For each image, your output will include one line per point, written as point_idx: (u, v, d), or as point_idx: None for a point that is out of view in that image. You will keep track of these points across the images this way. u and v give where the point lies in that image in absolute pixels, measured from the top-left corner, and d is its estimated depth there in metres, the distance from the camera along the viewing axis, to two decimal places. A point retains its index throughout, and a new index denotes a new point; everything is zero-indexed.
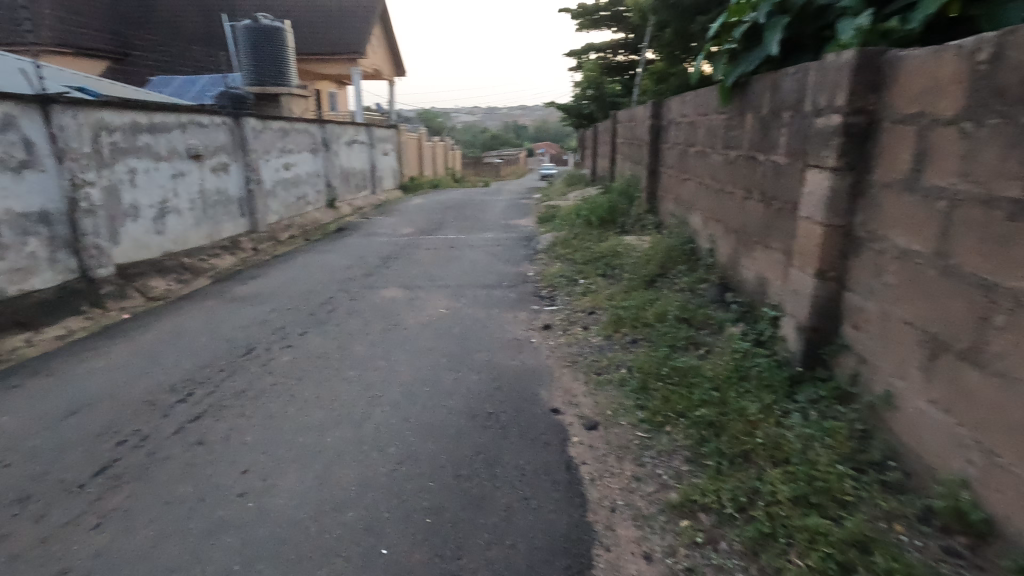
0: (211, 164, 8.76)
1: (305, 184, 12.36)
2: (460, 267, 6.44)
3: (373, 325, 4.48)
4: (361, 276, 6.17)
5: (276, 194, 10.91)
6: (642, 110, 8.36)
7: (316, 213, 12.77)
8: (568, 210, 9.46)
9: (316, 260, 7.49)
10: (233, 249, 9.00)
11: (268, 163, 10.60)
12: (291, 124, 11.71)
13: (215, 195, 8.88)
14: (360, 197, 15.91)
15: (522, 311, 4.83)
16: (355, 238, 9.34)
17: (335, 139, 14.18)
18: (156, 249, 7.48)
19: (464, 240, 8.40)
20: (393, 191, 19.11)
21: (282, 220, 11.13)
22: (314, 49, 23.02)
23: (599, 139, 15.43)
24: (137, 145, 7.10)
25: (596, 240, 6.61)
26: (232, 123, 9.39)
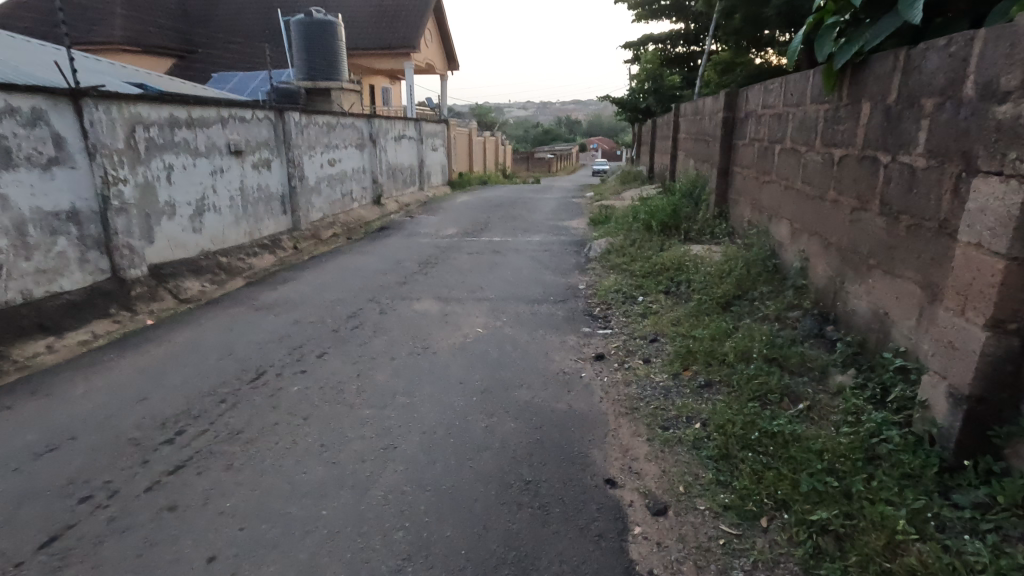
0: (252, 160, 8.52)
1: (350, 180, 12.08)
2: (503, 276, 5.82)
3: (399, 346, 3.94)
4: (394, 284, 5.66)
5: (319, 191, 10.64)
6: (710, 102, 7.49)
7: (361, 210, 12.50)
8: (623, 212, 8.69)
9: (352, 263, 7.07)
10: (272, 247, 8.75)
11: (311, 158, 10.33)
12: (337, 118, 11.43)
13: (255, 192, 8.64)
14: (406, 194, 15.58)
15: (571, 334, 4.17)
16: (396, 238, 8.88)
17: (382, 135, 13.86)
18: (192, 248, 7.27)
19: (509, 244, 7.78)
20: (440, 187, 18.74)
21: (326, 218, 10.88)
22: (367, 44, 22.94)
23: (657, 135, 14.47)
24: (174, 141, 6.88)
25: (657, 249, 5.84)
26: (275, 118, 9.14)
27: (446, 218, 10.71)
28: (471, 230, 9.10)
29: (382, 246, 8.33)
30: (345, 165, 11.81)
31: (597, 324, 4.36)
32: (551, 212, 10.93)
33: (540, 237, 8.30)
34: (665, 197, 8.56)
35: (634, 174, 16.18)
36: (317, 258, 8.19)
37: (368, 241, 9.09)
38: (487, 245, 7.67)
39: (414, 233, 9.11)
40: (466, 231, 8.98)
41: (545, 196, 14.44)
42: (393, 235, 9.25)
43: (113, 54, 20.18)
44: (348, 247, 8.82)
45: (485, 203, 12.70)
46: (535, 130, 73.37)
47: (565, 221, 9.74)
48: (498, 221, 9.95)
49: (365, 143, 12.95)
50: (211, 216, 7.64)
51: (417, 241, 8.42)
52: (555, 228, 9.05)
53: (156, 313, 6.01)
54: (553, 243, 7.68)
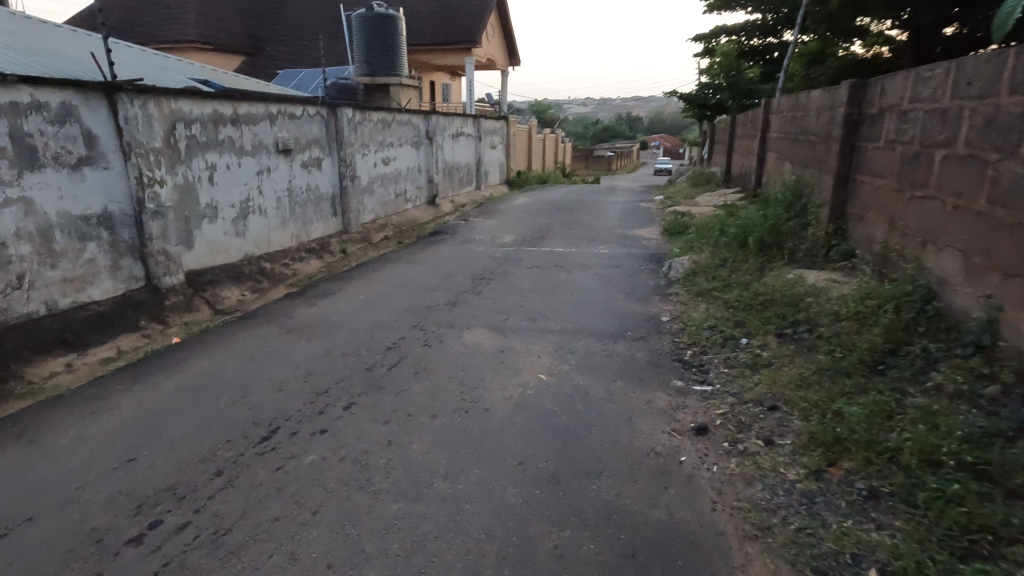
0: (301, 159, 8.05)
1: (405, 180, 11.55)
2: (568, 301, 4.97)
3: (442, 397, 3.19)
4: (443, 306, 4.93)
5: (371, 191, 10.13)
6: (818, 96, 6.34)
7: (415, 211, 11.96)
8: (703, 222, 7.64)
9: (400, 275, 6.41)
10: (319, 252, 8.27)
11: (364, 157, 9.82)
12: (393, 115, 10.89)
13: (304, 193, 8.17)
14: (462, 194, 14.97)
15: (658, 390, 3.29)
16: (449, 245, 8.18)
17: (439, 132, 13.28)
18: (235, 253, 6.85)
19: (573, 256, 6.92)
20: (498, 187, 18.04)
21: (377, 220, 10.37)
22: (429, 40, 22.54)
23: (736, 134, 13.18)
24: (218, 139, 6.44)
25: (756, 273, 4.83)
26: (328, 115, 8.65)
27: (504, 222, 9.93)
28: (531, 238, 8.27)
29: (435, 254, 7.65)
30: (399, 164, 11.27)
31: (691, 376, 3.45)
32: (619, 218, 9.95)
33: (607, 249, 7.40)
34: (754, 206, 7.44)
35: (707, 176, 14.90)
36: (364, 265, 7.62)
37: (419, 247, 8.46)
38: (549, 257, 6.84)
39: (468, 239, 8.38)
40: (526, 240, 8.15)
41: (610, 199, 13.39)
42: (446, 241, 8.55)
43: (186, 51, 20.70)
44: (398, 253, 8.22)
45: (545, 206, 11.81)
46: (595, 127, 71.72)
47: (635, 229, 8.77)
48: (561, 228, 9.06)
49: (422, 140, 12.38)
50: (256, 219, 7.21)
51: (472, 249, 7.68)
52: (625, 238, 8.10)
53: (189, 325, 5.57)
54: (624, 257, 6.76)
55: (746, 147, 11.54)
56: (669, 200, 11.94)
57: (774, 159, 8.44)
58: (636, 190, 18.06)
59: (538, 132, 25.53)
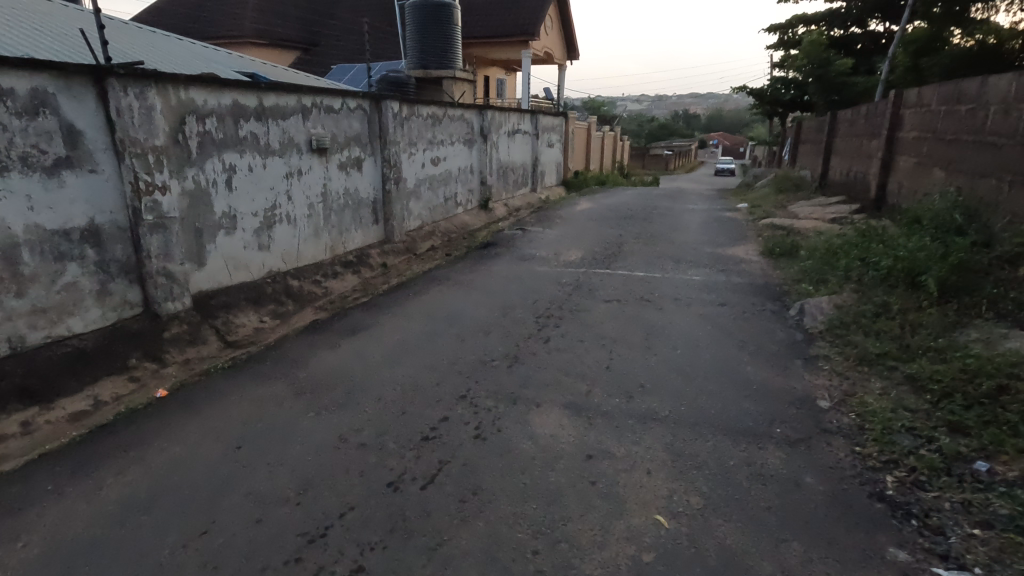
0: (339, 159, 7.02)
1: (455, 182, 10.43)
2: (669, 362, 3.64)
3: (504, 564, 1.96)
4: (499, 361, 3.70)
5: (417, 195, 9.05)
6: (1008, 81, 4.70)
7: (466, 216, 10.83)
8: (821, 244, 6.12)
9: (447, 303, 5.25)
10: (356, 265, 7.22)
11: (410, 156, 8.74)
12: (444, 110, 9.77)
13: (340, 199, 7.14)
14: (517, 196, 13.76)
15: (869, 572, 1.93)
16: (505, 261, 6.97)
17: (495, 129, 12.09)
18: (257, 269, 5.87)
19: (659, 285, 5.56)
20: (554, 189, 16.74)
21: (423, 226, 9.29)
22: (485, 32, 21.43)
23: (837, 134, 11.37)
24: (239, 135, 5.46)
25: (949, 335, 3.36)
26: (371, 109, 7.60)
27: (568, 233, 8.64)
28: (603, 256, 6.95)
29: (490, 272, 6.46)
30: (449, 164, 10.15)
31: (916, 539, 2.07)
32: (703, 230, 8.47)
33: (700, 274, 6.00)
34: (893, 226, 5.85)
35: (795, 180, 13.08)
36: (405, 285, 6.50)
37: (469, 262, 7.29)
38: (629, 286, 5.51)
39: (527, 255, 7.15)
40: (597, 258, 6.84)
41: (685, 205, 11.83)
42: (500, 256, 7.34)
43: (242, 46, 20.38)
44: (445, 269, 7.07)
45: (613, 213, 10.43)
46: (652, 125, 69.08)
47: (727, 247, 7.30)
48: (635, 242, 7.69)
49: (475, 138, 11.23)
50: (283, 229, 6.20)
51: (533, 269, 6.43)
52: (718, 259, 6.66)
53: (191, 364, 4.57)
54: (726, 289, 5.34)
55: (853, 148, 9.79)
56: (756, 210, 10.31)
57: (911, 164, 6.76)
58: (708, 193, 16.36)
59: (597, 129, 24.03)
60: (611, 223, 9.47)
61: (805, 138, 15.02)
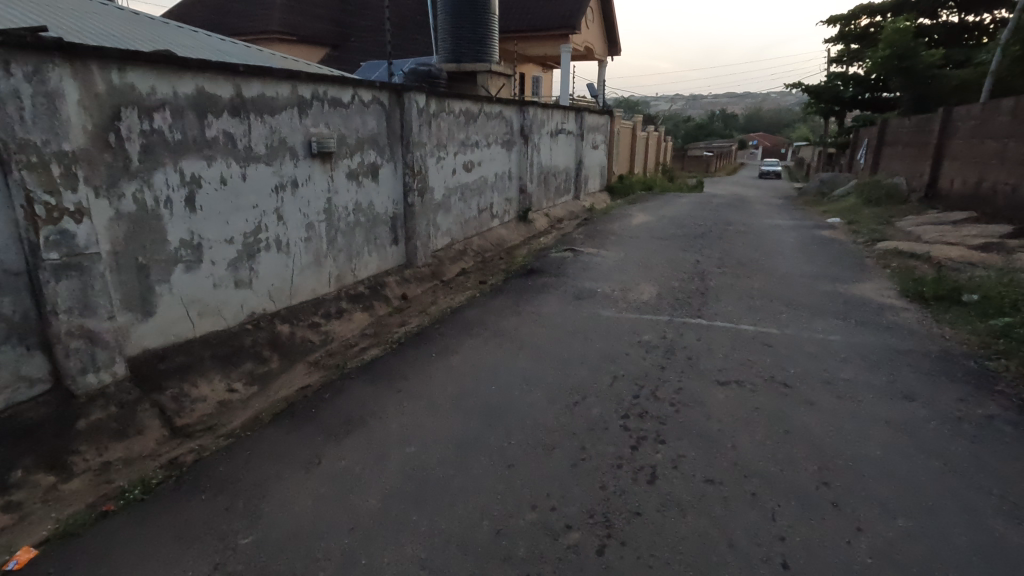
0: (347, 167, 5.56)
1: (490, 190, 8.91)
2: (893, 554, 1.99)
3: None
4: (581, 533, 2.13)
5: (445, 208, 7.54)
6: None
7: (502, 231, 9.30)
8: (1010, 293, 4.36)
9: (483, 376, 3.70)
10: (366, 300, 5.74)
11: (439, 161, 7.24)
12: (479, 106, 8.25)
13: (349, 215, 5.67)
14: (558, 205, 12.17)
15: None
16: (556, 299, 5.38)
17: (537, 128, 10.52)
18: (233, 313, 4.44)
19: (785, 350, 3.89)
20: (598, 195, 15.07)
21: (452, 245, 7.78)
22: (522, 26, 19.90)
23: (951, 135, 9.42)
24: (205, 137, 4.02)
25: None
26: (390, 103, 6.12)
27: (631, 256, 7.03)
28: (684, 296, 5.30)
29: (540, 317, 4.88)
30: (484, 169, 8.63)
31: None
32: (803, 255, 6.72)
33: (834, 331, 4.30)
34: None
35: (888, 189, 11.11)
36: (427, 330, 4.97)
37: (509, 297, 5.73)
38: (742, 351, 3.86)
39: (586, 290, 5.56)
40: (679, 299, 5.20)
41: (762, 218, 10.03)
42: (551, 290, 5.75)
43: (271, 43, 19.31)
44: (478, 306, 5.52)
45: (678, 228, 8.75)
46: (691, 125, 66.48)
47: (848, 283, 5.56)
48: (719, 274, 6.02)
49: (514, 140, 9.68)
50: (270, 259, 4.76)
51: (597, 315, 4.82)
52: (846, 304, 4.93)
53: (111, 469, 3.12)
54: (891, 363, 3.64)
55: (985, 151, 7.87)
56: (855, 225, 8.48)
57: None
58: (773, 201, 14.45)
59: (642, 129, 22.22)
60: (678, 242, 7.81)
61: (893, 139, 12.97)
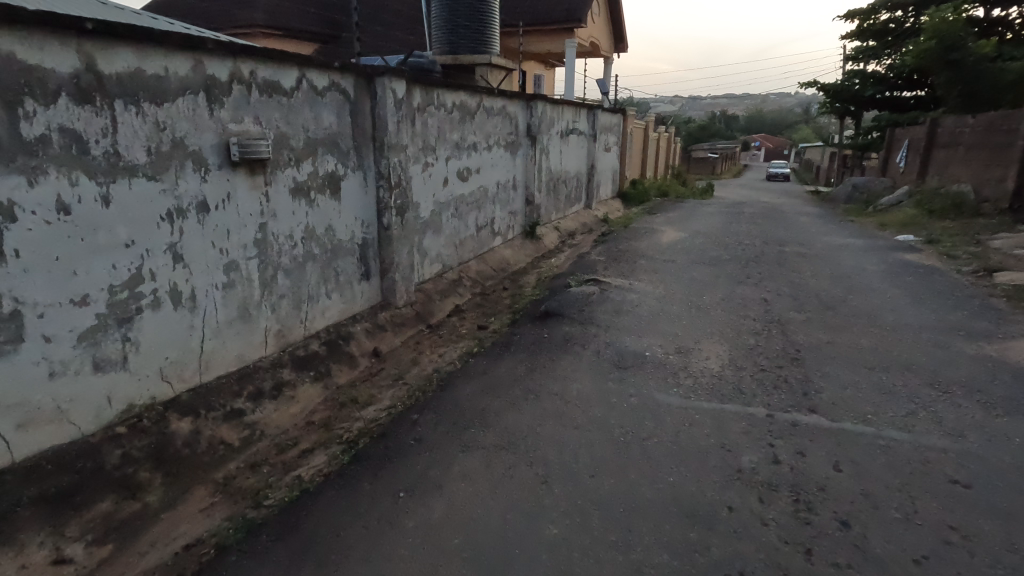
0: (292, 179, 3.96)
1: (491, 203, 7.32)
2: None
3: None
4: None
5: (434, 228, 5.94)
6: None
7: (505, 251, 7.71)
8: None
9: (481, 561, 2.11)
10: (320, 364, 4.14)
11: (425, 170, 5.65)
12: (476, 101, 6.65)
13: (294, 247, 4.07)
14: (569, 217, 10.59)
15: None
16: (586, 368, 3.78)
17: (546, 129, 8.93)
18: (94, 413, 2.83)
19: (993, 497, 2.32)
20: (611, 203, 13.49)
21: (444, 275, 6.18)
22: (524, 18, 18.31)
23: None
24: (23, 137, 2.43)
25: None
26: (355, 91, 4.52)
27: (673, 291, 5.45)
28: (770, 364, 3.71)
29: (566, 406, 3.28)
30: (483, 178, 7.05)
31: None
32: (900, 291, 5.14)
33: None
34: None
35: (954, 198, 9.53)
36: (399, 420, 3.38)
37: (519, 359, 4.14)
38: (925, 503, 2.27)
39: (627, 352, 3.97)
40: (766, 371, 3.61)
41: (814, 233, 8.45)
42: (577, 349, 4.15)
43: (253, 36, 17.56)
44: (475, 375, 3.92)
45: (721, 248, 7.18)
46: (694, 126, 64.99)
47: (993, 340, 3.99)
48: (802, 323, 4.44)
49: (519, 142, 8.09)
50: (161, 322, 3.14)
51: (651, 404, 3.23)
52: (1019, 382, 3.34)
53: None
54: None
55: None
56: (939, 246, 6.90)
57: None
58: (809, 210, 12.87)
59: (653, 130, 20.61)
60: (728, 269, 6.23)
61: (949, 140, 11.39)
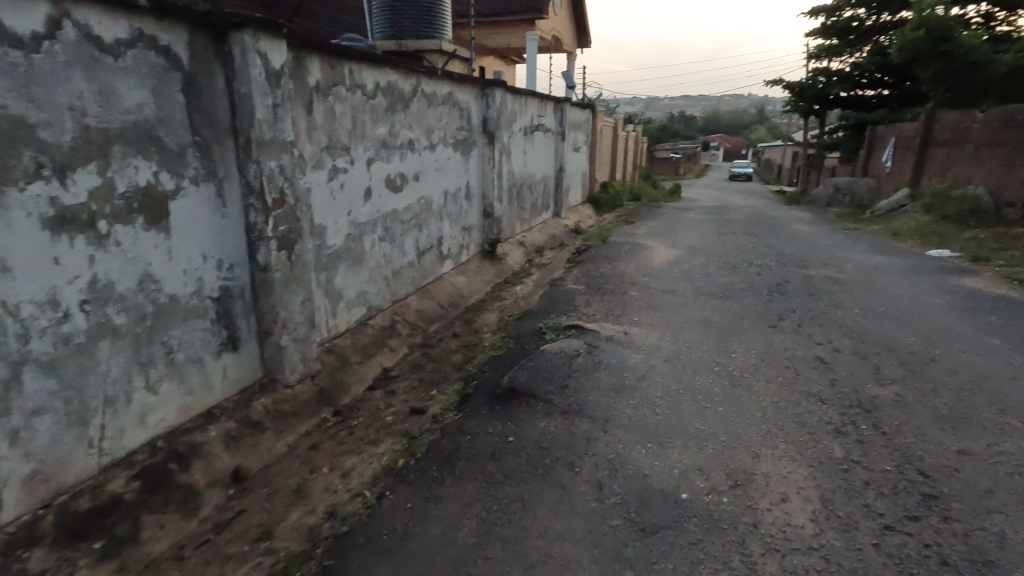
0: (49, 203, 2.20)
1: (435, 219, 5.65)
2: None
3: None
4: None
5: (347, 259, 4.23)
6: None
7: (457, 280, 6.05)
8: None
9: None
10: (121, 521, 2.39)
11: (332, 179, 3.93)
12: (411, 84, 4.94)
13: (65, 322, 2.30)
14: (536, 228, 8.99)
15: None
16: (583, 532, 2.17)
17: (506, 124, 7.29)
18: None
19: None
20: (581, 209, 11.98)
21: (367, 324, 4.49)
22: (480, 8, 16.64)
23: None
24: None
25: None
26: (191, 54, 2.76)
27: (687, 346, 3.91)
28: (892, 513, 2.19)
29: None
30: (424, 187, 5.36)
31: None
32: (997, 342, 3.74)
33: None
34: None
35: (972, 203, 8.35)
36: None
37: (466, 498, 2.50)
38: None
39: (645, 489, 2.38)
40: (897, 536, 2.06)
41: (828, 247, 7.09)
42: (562, 477, 2.54)
43: None
44: (390, 543, 2.27)
45: (728, 272, 5.71)
46: (656, 127, 64.69)
47: None
48: (896, 409, 2.94)
49: (473, 140, 6.42)
50: None
51: None
52: None
53: None
54: None
55: None
56: (992, 265, 5.62)
57: None
58: (798, 215, 11.65)
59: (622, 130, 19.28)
60: (747, 306, 4.75)
61: (952, 138, 10.34)
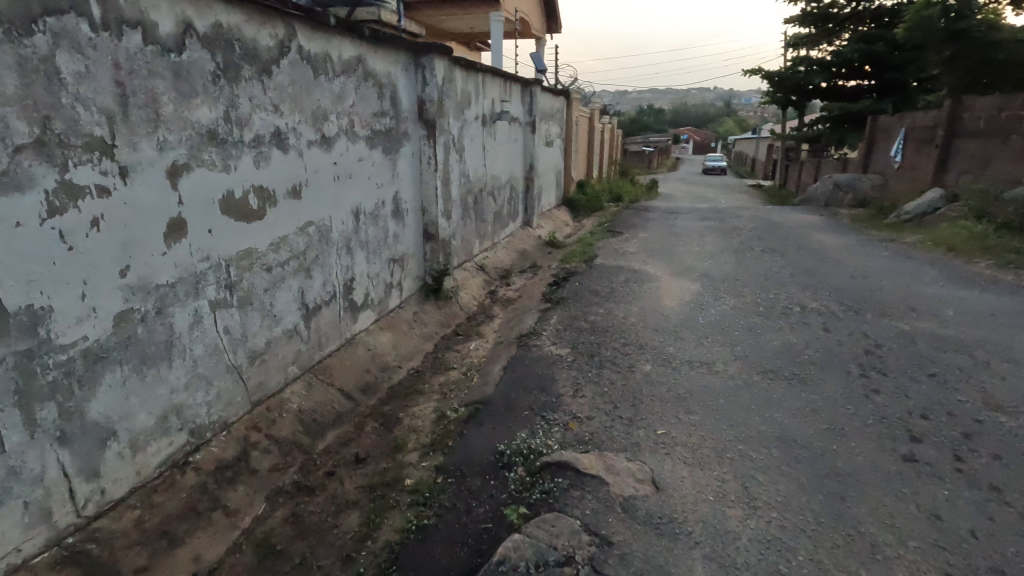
0: None
1: (338, 256, 3.65)
2: None
3: None
4: None
5: (124, 360, 2.20)
6: None
7: (380, 341, 4.06)
8: None
9: None
10: None
11: (57, 214, 1.90)
12: (274, 35, 2.90)
13: None
14: (500, 246, 7.03)
15: None
16: None
17: (455, 110, 5.29)
18: None
19: None
20: (556, 215, 10.07)
21: (186, 466, 2.48)
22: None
23: None
24: None
25: None
26: None
27: (778, 531, 2.03)
28: None
29: None
30: (312, 207, 3.34)
31: None
32: None
33: None
34: None
35: None
36: None
37: None
38: None
39: None
40: None
41: (887, 274, 5.28)
42: None
43: None
44: None
45: (780, 328, 3.85)
46: (627, 120, 63.35)
47: None
48: None
49: (401, 132, 4.40)
50: None
51: None
52: None
53: None
54: None
55: None
56: None
57: None
58: (808, 220, 9.96)
59: (598, 122, 17.45)
60: (840, 404, 2.90)
61: (989, 128, 8.79)
